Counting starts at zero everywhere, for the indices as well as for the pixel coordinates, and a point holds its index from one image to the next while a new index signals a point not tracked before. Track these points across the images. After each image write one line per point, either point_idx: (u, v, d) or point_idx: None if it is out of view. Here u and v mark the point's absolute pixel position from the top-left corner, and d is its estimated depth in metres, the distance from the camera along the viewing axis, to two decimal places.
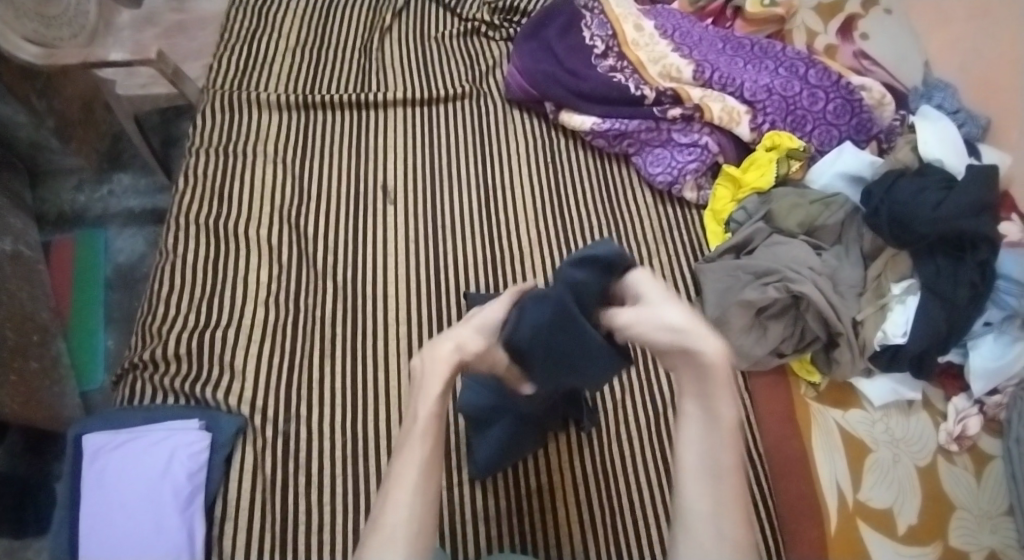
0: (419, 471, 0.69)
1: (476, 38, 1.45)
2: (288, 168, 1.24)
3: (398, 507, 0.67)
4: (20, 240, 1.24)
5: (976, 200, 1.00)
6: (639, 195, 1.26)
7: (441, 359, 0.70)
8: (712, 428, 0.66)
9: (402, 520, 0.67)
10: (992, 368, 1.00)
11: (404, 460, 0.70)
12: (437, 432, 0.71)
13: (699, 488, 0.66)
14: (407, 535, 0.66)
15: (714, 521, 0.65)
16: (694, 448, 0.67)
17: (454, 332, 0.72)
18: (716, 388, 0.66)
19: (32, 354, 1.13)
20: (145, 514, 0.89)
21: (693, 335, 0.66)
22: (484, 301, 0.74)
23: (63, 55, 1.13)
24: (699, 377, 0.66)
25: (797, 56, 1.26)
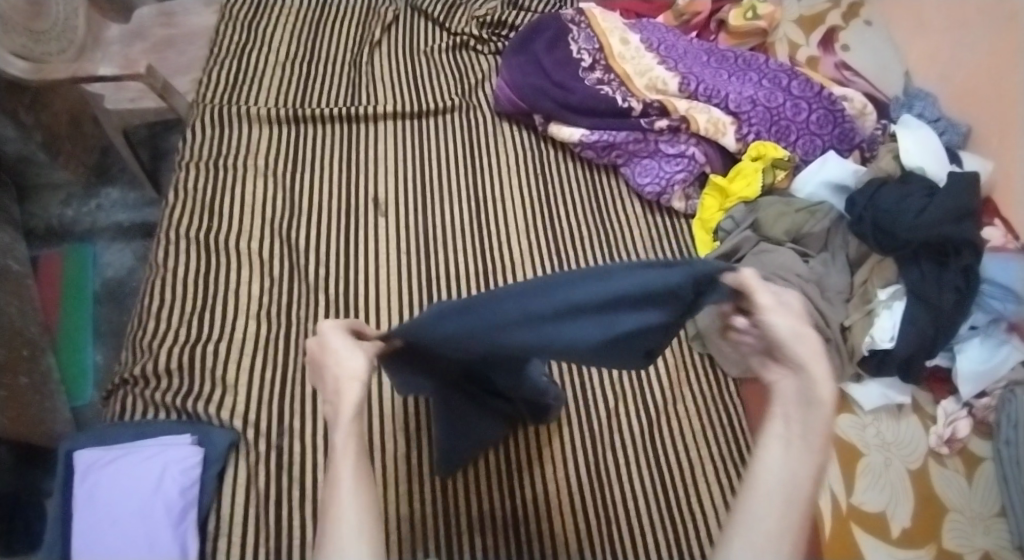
0: (360, 469, 0.62)
1: (465, 52, 1.46)
2: (279, 181, 1.24)
3: (350, 502, 0.61)
4: (7, 254, 1.23)
5: (959, 206, 1.02)
6: (628, 206, 1.27)
7: (344, 398, 0.63)
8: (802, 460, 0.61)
9: (355, 514, 0.60)
10: (979, 370, 1.02)
11: (343, 467, 0.62)
12: (369, 450, 0.64)
13: (770, 511, 0.59)
14: (365, 531, 0.60)
15: (776, 552, 0.59)
16: (777, 468, 0.61)
17: (332, 370, 0.65)
18: (820, 419, 0.61)
19: (25, 370, 1.13)
20: (137, 530, 0.87)
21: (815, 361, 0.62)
22: (324, 340, 0.66)
23: (52, 69, 1.13)
24: (800, 402, 0.62)
25: (780, 68, 1.29)
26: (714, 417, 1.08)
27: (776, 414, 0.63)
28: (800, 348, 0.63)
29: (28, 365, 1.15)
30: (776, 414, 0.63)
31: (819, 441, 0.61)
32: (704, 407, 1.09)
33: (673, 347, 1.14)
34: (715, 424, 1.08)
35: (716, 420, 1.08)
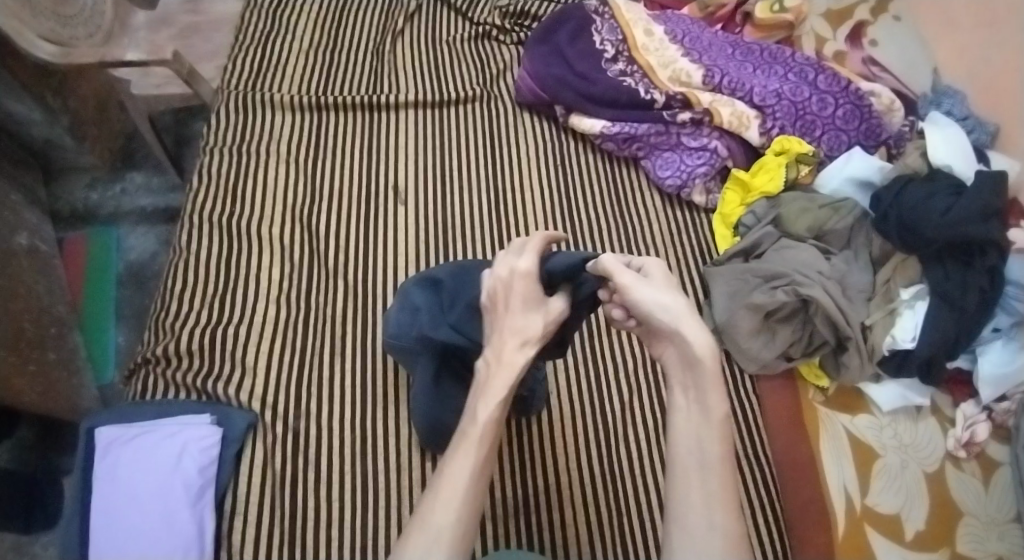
0: (472, 470, 0.66)
1: (487, 42, 1.46)
2: (301, 167, 1.25)
3: (448, 507, 0.63)
4: (34, 235, 1.25)
5: (988, 203, 1.00)
6: (648, 199, 1.27)
7: (508, 360, 0.72)
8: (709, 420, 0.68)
9: (450, 522, 0.63)
10: (1000, 374, 1.00)
11: (456, 461, 0.67)
12: (494, 438, 0.68)
13: (691, 479, 0.66)
14: (455, 537, 0.62)
15: (712, 518, 0.64)
16: (689, 439, 0.68)
17: (510, 325, 0.73)
18: (709, 380, 0.69)
19: (51, 345, 1.15)
20: (155, 507, 0.90)
21: (690, 327, 0.70)
22: (517, 276, 0.75)
23: (80, 53, 1.15)
24: (692, 369, 0.70)
25: (807, 62, 1.27)
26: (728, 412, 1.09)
27: (676, 386, 0.72)
28: (665, 314, 0.71)
29: (56, 341, 1.17)
30: (674, 386, 0.71)
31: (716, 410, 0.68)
32: None
33: None
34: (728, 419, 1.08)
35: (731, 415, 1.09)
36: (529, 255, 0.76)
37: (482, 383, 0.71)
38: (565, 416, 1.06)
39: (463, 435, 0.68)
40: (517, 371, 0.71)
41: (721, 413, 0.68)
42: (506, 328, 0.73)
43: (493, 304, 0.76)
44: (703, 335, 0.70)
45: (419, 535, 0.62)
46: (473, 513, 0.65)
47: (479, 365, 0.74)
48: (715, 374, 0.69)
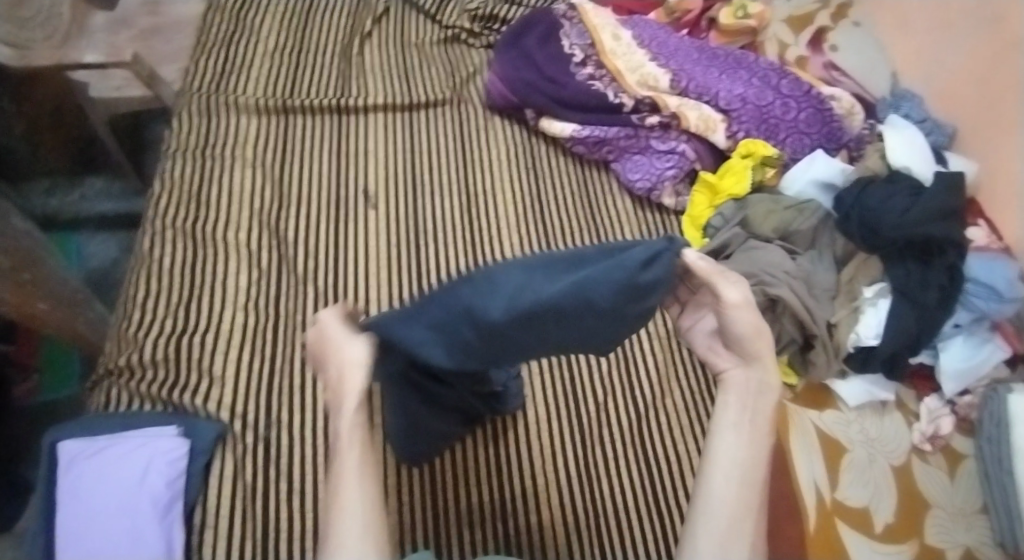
0: (357, 470, 0.67)
1: (456, 45, 1.46)
2: (268, 171, 1.23)
3: (352, 516, 0.66)
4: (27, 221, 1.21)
5: (945, 204, 1.04)
6: (619, 201, 1.28)
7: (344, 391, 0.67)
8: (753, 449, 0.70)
9: (357, 524, 0.65)
10: (963, 368, 1.03)
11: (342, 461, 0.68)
12: (364, 434, 0.68)
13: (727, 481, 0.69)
14: (364, 532, 0.65)
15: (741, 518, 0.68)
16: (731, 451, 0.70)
17: (337, 359, 0.67)
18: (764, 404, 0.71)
19: (82, 312, 1.18)
20: (122, 523, 0.87)
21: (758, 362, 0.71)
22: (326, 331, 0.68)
23: (37, 57, 1.12)
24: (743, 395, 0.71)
25: (770, 67, 1.29)
26: (703, 412, 1.09)
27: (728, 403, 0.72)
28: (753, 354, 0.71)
29: (84, 308, 1.19)
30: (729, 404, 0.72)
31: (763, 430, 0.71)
32: (692, 400, 1.10)
33: (662, 342, 1.15)
34: (703, 418, 1.09)
35: (705, 414, 1.09)
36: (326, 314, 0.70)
37: (333, 410, 0.69)
38: (541, 419, 1.06)
39: (337, 448, 0.68)
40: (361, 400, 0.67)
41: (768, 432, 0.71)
42: (335, 363, 0.67)
43: (318, 354, 0.70)
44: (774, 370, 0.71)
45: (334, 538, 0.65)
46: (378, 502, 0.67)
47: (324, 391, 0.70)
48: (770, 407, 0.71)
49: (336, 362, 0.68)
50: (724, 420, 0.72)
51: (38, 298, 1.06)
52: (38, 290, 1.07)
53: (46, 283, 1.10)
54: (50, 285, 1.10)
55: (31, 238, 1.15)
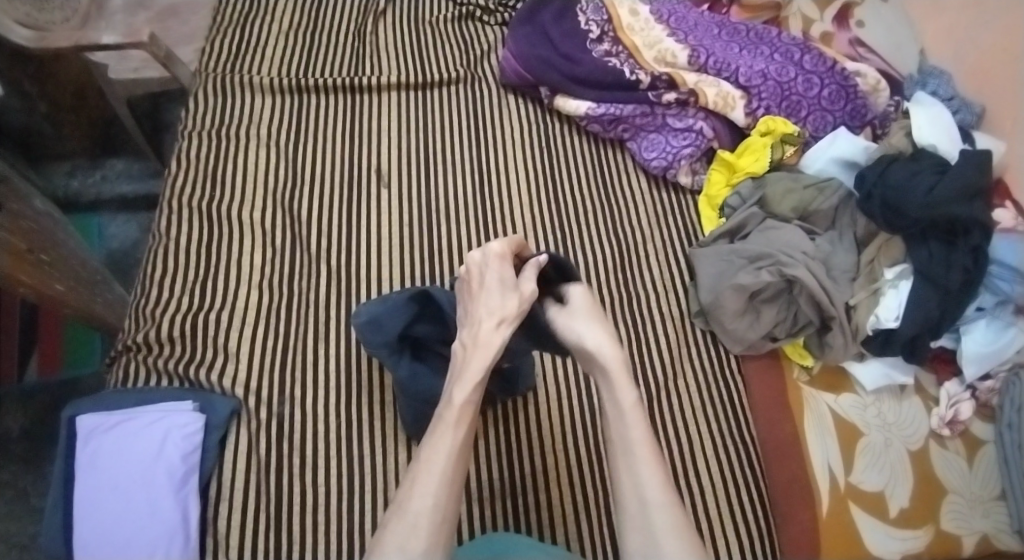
0: (448, 456, 0.71)
1: (471, 22, 1.44)
2: (282, 151, 1.24)
3: (424, 496, 0.68)
4: (48, 205, 1.24)
5: (971, 182, 1.00)
6: (634, 180, 1.27)
7: (484, 342, 0.76)
8: (630, 418, 0.73)
9: (424, 510, 0.68)
10: (984, 352, 1.00)
11: (435, 442, 0.72)
12: (470, 421, 0.73)
13: (623, 468, 0.72)
14: (430, 525, 0.67)
15: (649, 505, 0.70)
16: (616, 437, 0.74)
17: (480, 308, 0.78)
18: (616, 377, 0.75)
19: (100, 291, 1.19)
20: (140, 494, 0.90)
21: (594, 338, 0.77)
22: (493, 269, 0.80)
23: (56, 37, 1.14)
24: (602, 376, 0.76)
25: (793, 42, 1.26)
26: (714, 394, 1.09)
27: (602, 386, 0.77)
28: (590, 346, 0.77)
29: (102, 288, 1.21)
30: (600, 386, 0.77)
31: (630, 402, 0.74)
32: (704, 382, 1.09)
33: (675, 322, 1.14)
34: (715, 400, 1.08)
35: (717, 397, 1.09)
36: (498, 244, 0.81)
37: (460, 366, 0.76)
38: (551, 401, 1.06)
39: (440, 420, 0.73)
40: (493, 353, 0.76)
41: (631, 401, 0.74)
42: (482, 307, 0.78)
43: (467, 286, 0.81)
44: (613, 341, 0.77)
45: (397, 526, 0.67)
46: (451, 503, 0.69)
47: (457, 347, 0.79)
48: (620, 371, 0.75)
49: (477, 302, 0.79)
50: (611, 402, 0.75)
51: (55, 279, 1.06)
52: (56, 270, 1.09)
53: (64, 264, 1.12)
54: (69, 265, 1.14)
55: (52, 221, 1.19)
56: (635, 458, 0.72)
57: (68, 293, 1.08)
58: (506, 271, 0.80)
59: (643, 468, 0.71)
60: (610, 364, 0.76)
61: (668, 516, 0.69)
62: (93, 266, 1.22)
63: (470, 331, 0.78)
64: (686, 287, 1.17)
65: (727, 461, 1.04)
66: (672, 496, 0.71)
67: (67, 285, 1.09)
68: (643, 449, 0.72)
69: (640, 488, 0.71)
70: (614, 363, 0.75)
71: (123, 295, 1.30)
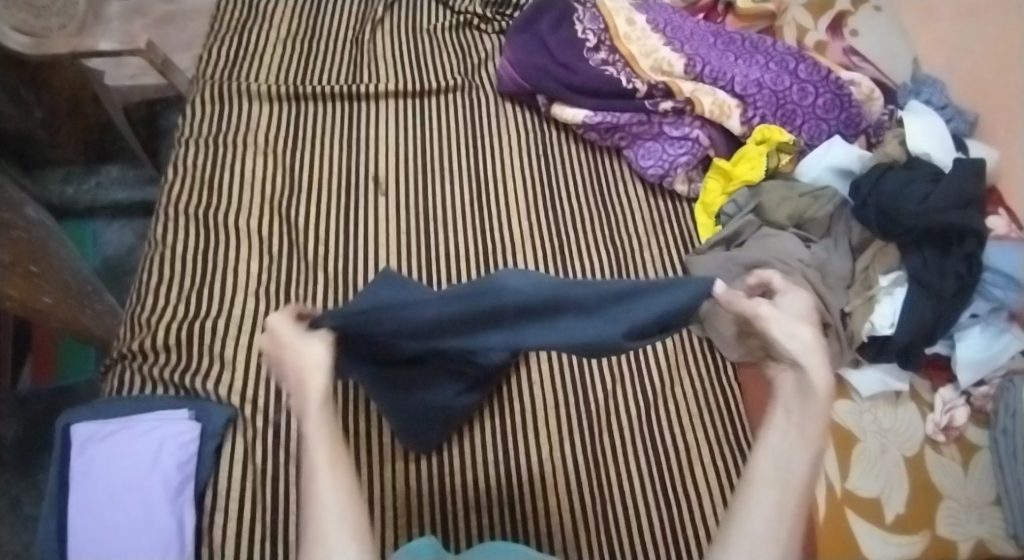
0: (328, 450, 0.57)
1: (468, 30, 1.45)
2: (279, 158, 1.24)
3: (332, 492, 0.56)
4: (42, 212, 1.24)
5: (965, 190, 1.01)
6: (630, 189, 1.27)
7: (306, 380, 0.59)
8: (802, 452, 0.57)
9: (337, 508, 0.55)
10: (980, 358, 1.02)
11: (315, 442, 0.57)
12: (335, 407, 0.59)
13: (764, 495, 0.56)
14: (348, 522, 0.55)
15: (770, 549, 0.54)
16: (777, 466, 0.57)
17: (294, 363, 0.60)
18: (819, 408, 0.57)
19: (89, 301, 1.18)
20: (134, 502, 0.89)
21: (813, 356, 0.59)
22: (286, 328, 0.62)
23: (52, 45, 1.13)
24: (800, 394, 0.58)
25: (788, 51, 1.27)
26: (710, 400, 1.09)
27: (777, 407, 0.60)
28: (798, 350, 0.59)
29: (94, 297, 1.21)
30: (777, 401, 0.60)
31: (817, 434, 0.57)
32: (702, 390, 1.10)
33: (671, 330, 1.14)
34: (712, 406, 1.09)
35: (716, 403, 1.09)
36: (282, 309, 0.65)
37: (296, 388, 0.59)
38: (548, 407, 1.06)
39: (304, 423, 0.58)
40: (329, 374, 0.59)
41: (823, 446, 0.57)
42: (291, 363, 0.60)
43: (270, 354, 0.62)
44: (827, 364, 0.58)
45: (317, 543, 0.54)
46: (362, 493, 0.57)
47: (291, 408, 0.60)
48: (829, 405, 0.57)
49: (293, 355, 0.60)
50: (782, 420, 0.59)
51: (41, 292, 1.05)
52: (46, 281, 1.08)
53: (54, 275, 1.12)
54: (60, 276, 1.13)
55: (47, 231, 1.19)
56: (784, 508, 0.56)
57: (56, 305, 1.07)
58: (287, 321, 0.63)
59: (781, 508, 0.56)
60: (816, 384, 0.58)
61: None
62: (84, 276, 1.21)
63: (298, 378, 0.59)
64: None
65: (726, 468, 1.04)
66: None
67: (57, 296, 1.08)
68: (800, 494, 0.56)
69: (766, 525, 0.55)
70: (822, 387, 0.57)
71: (117, 303, 1.29)
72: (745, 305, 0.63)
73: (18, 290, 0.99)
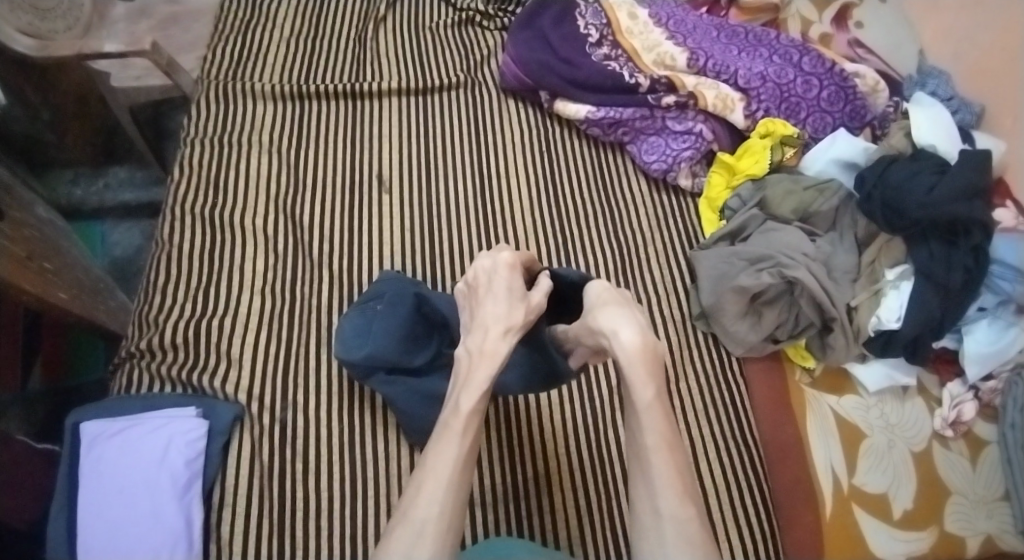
0: (454, 463, 0.71)
1: (471, 27, 1.45)
2: (283, 157, 1.24)
3: (431, 503, 0.68)
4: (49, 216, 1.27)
5: (971, 182, 1.00)
6: (635, 184, 1.27)
7: (489, 350, 0.77)
8: (647, 421, 0.72)
9: (431, 518, 0.68)
10: (987, 352, 1.00)
11: (438, 452, 0.72)
12: (477, 428, 0.74)
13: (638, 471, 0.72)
14: (437, 530, 0.67)
15: (663, 513, 0.69)
16: (634, 439, 0.74)
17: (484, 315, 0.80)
18: (637, 375, 0.74)
19: (104, 298, 1.21)
20: (144, 499, 0.90)
21: (618, 331, 0.77)
22: (497, 278, 0.82)
23: (58, 46, 1.15)
24: (620, 368, 0.76)
25: (792, 44, 1.26)
26: (717, 396, 1.09)
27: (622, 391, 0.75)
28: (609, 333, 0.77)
29: (106, 295, 1.22)
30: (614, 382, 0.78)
31: (647, 407, 0.73)
32: (707, 386, 1.09)
33: (677, 325, 1.13)
34: (717, 403, 1.08)
35: (721, 400, 1.08)
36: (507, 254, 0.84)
37: (463, 374, 0.77)
38: (553, 403, 1.06)
39: (444, 427, 0.74)
40: (497, 359, 0.76)
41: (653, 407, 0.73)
42: (488, 315, 0.79)
43: (474, 293, 0.83)
44: (633, 335, 0.76)
45: (403, 533, 0.67)
46: (458, 506, 0.70)
47: (460, 354, 0.79)
48: (638, 367, 0.74)
49: (484, 308, 0.80)
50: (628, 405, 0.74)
51: (57, 287, 1.07)
52: (60, 278, 1.10)
53: (66, 272, 1.13)
54: (73, 273, 1.15)
55: (55, 231, 1.20)
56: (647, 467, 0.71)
57: (71, 300, 1.08)
58: (514, 280, 0.82)
59: (658, 476, 0.70)
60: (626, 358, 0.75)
61: (682, 527, 0.68)
62: (96, 275, 1.23)
63: (474, 342, 0.78)
64: (687, 290, 1.16)
65: (731, 464, 1.03)
66: (687, 507, 0.70)
67: (71, 292, 1.10)
68: (659, 453, 0.71)
69: (653, 496, 0.70)
70: (629, 358, 0.75)
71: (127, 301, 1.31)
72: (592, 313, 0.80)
73: (34, 286, 1.00)
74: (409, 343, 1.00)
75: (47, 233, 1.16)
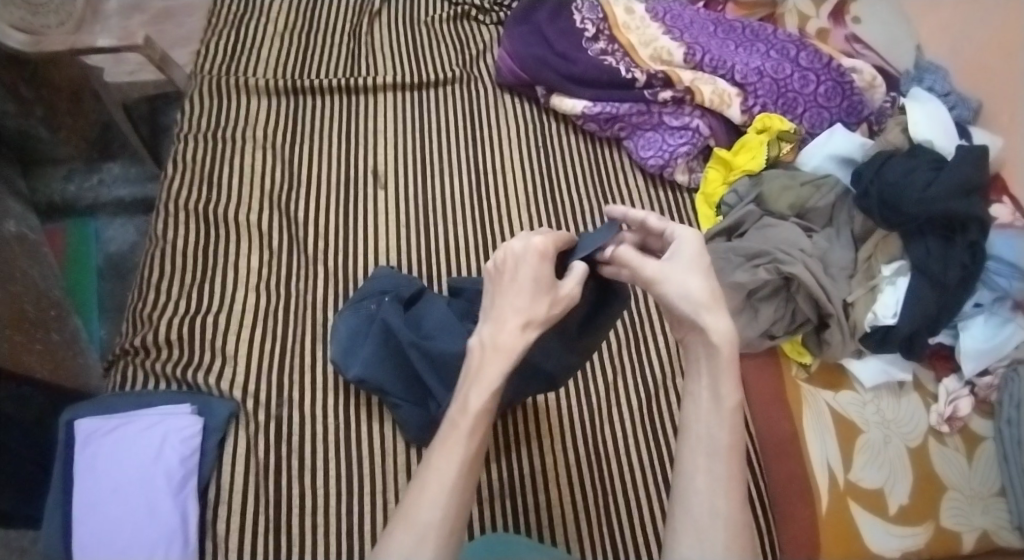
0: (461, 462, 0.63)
1: (466, 22, 1.45)
2: (278, 152, 1.24)
3: (433, 502, 0.61)
4: (21, 223, 1.27)
5: (967, 179, 1.00)
6: (631, 180, 1.27)
7: (505, 344, 0.67)
8: (718, 418, 0.64)
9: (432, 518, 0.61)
10: (983, 349, 1.00)
11: (446, 449, 0.64)
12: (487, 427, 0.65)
13: (698, 467, 0.62)
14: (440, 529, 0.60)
15: (716, 513, 0.60)
16: (699, 428, 0.64)
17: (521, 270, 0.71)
18: (724, 368, 0.64)
19: (54, 328, 1.18)
20: (137, 499, 0.90)
21: (712, 313, 0.66)
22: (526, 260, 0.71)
23: (51, 42, 1.14)
24: (706, 356, 0.66)
25: (788, 39, 1.26)
26: None
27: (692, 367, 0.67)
28: (688, 305, 0.67)
29: (57, 325, 1.19)
30: (690, 368, 0.67)
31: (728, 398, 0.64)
32: None
33: None
34: None
35: None
36: (541, 239, 0.72)
37: (474, 370, 0.68)
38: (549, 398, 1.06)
39: (452, 424, 0.65)
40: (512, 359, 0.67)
41: (732, 402, 0.64)
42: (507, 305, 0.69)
43: (498, 276, 0.72)
44: (721, 319, 0.65)
45: (404, 532, 0.60)
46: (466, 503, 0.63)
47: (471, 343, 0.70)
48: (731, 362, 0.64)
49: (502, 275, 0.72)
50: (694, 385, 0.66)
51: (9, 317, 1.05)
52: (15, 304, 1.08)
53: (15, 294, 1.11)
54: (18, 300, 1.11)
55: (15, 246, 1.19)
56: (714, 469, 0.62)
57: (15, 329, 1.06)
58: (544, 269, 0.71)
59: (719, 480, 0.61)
60: (717, 341, 0.65)
61: (732, 532, 0.60)
62: (48, 300, 1.20)
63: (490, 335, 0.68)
64: None
65: None
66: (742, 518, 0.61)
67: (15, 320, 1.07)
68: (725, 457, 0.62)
69: (706, 493, 0.61)
70: (722, 343, 0.65)
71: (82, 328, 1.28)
72: (635, 264, 0.71)
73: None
74: (389, 346, 1.00)
75: (8, 255, 1.15)
